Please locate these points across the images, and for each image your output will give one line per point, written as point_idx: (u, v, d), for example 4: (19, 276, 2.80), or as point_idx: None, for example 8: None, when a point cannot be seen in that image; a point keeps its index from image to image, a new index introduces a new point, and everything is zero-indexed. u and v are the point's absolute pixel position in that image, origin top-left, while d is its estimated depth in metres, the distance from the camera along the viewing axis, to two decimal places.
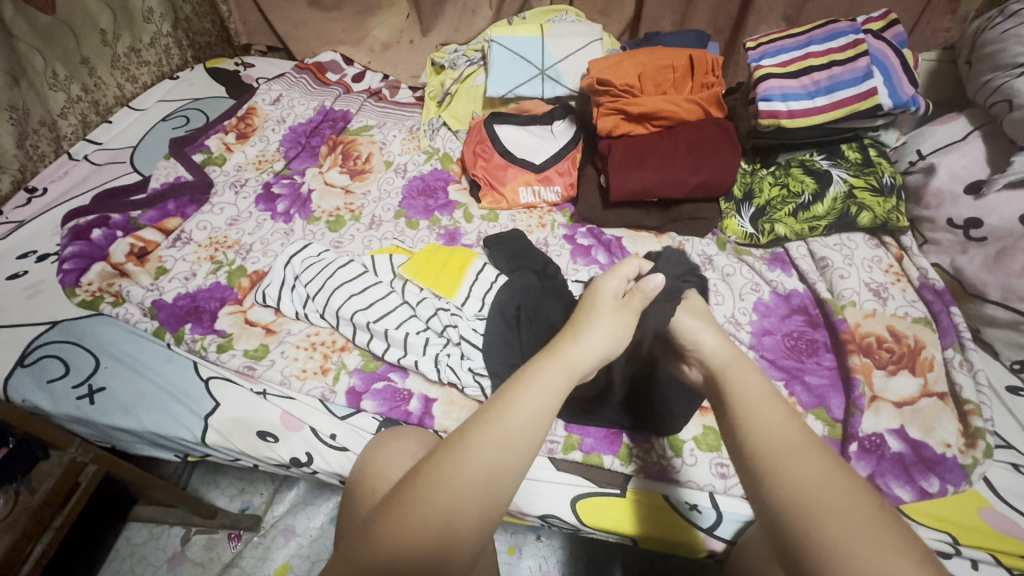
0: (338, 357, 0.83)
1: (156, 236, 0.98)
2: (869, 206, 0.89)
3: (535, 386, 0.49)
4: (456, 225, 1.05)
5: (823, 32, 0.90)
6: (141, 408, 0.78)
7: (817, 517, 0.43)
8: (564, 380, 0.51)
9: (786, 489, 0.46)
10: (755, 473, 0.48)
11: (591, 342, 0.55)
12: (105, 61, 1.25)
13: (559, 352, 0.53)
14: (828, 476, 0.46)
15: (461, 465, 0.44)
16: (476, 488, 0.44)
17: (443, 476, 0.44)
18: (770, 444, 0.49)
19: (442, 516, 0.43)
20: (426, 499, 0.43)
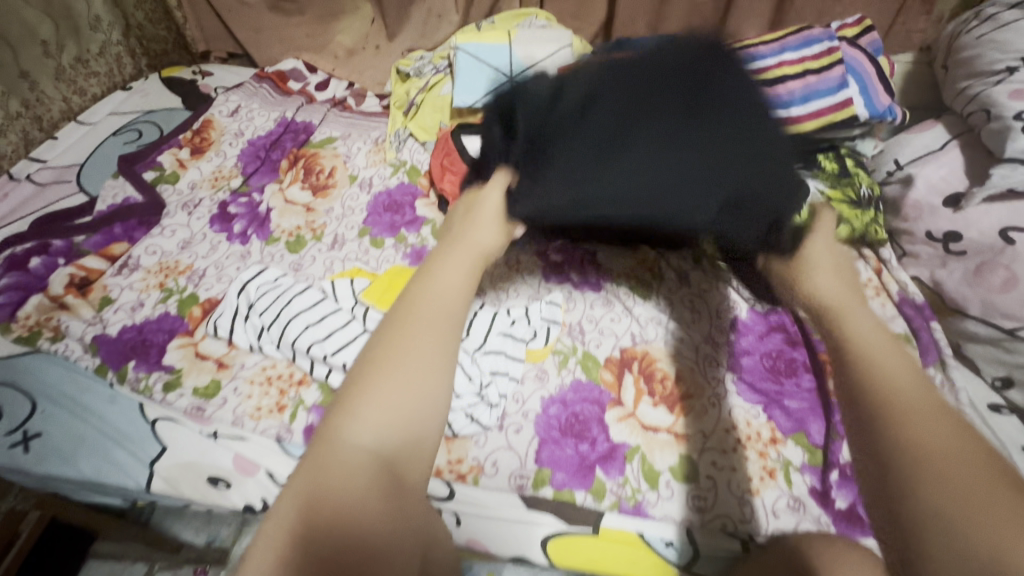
0: (295, 392, 0.78)
1: (101, 263, 0.92)
2: (848, 219, 0.84)
3: (454, 260, 0.59)
4: (423, 242, 1.01)
5: (797, 39, 0.87)
6: (81, 454, 0.72)
7: (935, 470, 0.38)
8: (475, 257, 0.61)
9: (900, 435, 0.40)
10: (859, 391, 0.44)
11: (489, 234, 0.64)
12: (48, 74, 1.18)
13: (462, 239, 0.62)
14: (930, 416, 0.41)
15: (402, 347, 0.49)
16: (410, 369, 0.48)
17: (394, 373, 0.47)
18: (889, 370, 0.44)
19: (383, 442, 0.45)
20: (366, 414, 0.45)
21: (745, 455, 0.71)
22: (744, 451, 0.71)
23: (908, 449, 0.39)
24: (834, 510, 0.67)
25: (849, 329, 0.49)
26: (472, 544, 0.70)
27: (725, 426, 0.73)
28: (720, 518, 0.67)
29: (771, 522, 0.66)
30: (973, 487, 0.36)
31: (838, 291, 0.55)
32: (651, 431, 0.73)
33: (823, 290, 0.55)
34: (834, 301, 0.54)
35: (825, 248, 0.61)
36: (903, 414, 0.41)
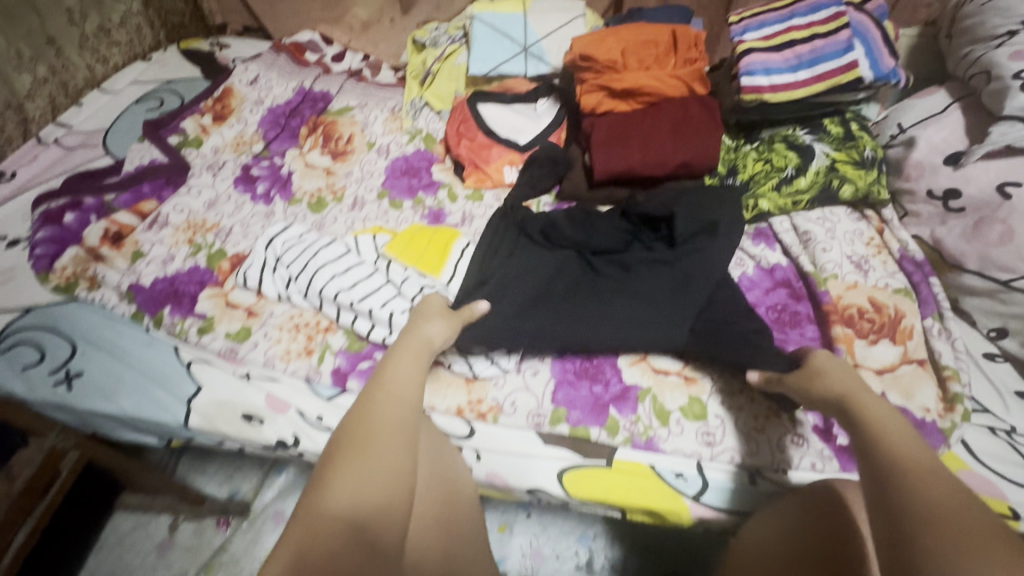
0: (323, 338, 0.81)
1: (132, 219, 0.95)
2: (851, 179, 0.89)
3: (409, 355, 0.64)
4: (441, 204, 1.04)
5: (806, 5, 0.90)
6: (121, 392, 0.77)
7: (938, 521, 0.40)
8: (421, 352, 0.65)
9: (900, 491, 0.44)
10: (879, 469, 0.48)
11: (434, 327, 0.69)
12: (73, 41, 1.21)
13: (412, 332, 0.68)
14: (937, 480, 0.44)
15: (372, 429, 0.53)
16: (383, 445, 0.52)
17: (366, 450, 0.50)
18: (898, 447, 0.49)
19: (355, 508, 0.47)
20: (344, 484, 0.48)
21: (751, 396, 0.74)
22: (749, 392, 0.75)
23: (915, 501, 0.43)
24: (836, 446, 0.71)
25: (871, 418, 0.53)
26: (492, 478, 0.75)
27: (732, 369, 0.77)
28: (727, 451, 0.71)
29: (778, 456, 0.70)
30: (970, 529, 0.39)
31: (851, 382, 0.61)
32: (662, 374, 0.77)
33: (827, 393, 0.61)
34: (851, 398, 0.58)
35: (836, 361, 0.65)
36: (915, 477, 0.45)
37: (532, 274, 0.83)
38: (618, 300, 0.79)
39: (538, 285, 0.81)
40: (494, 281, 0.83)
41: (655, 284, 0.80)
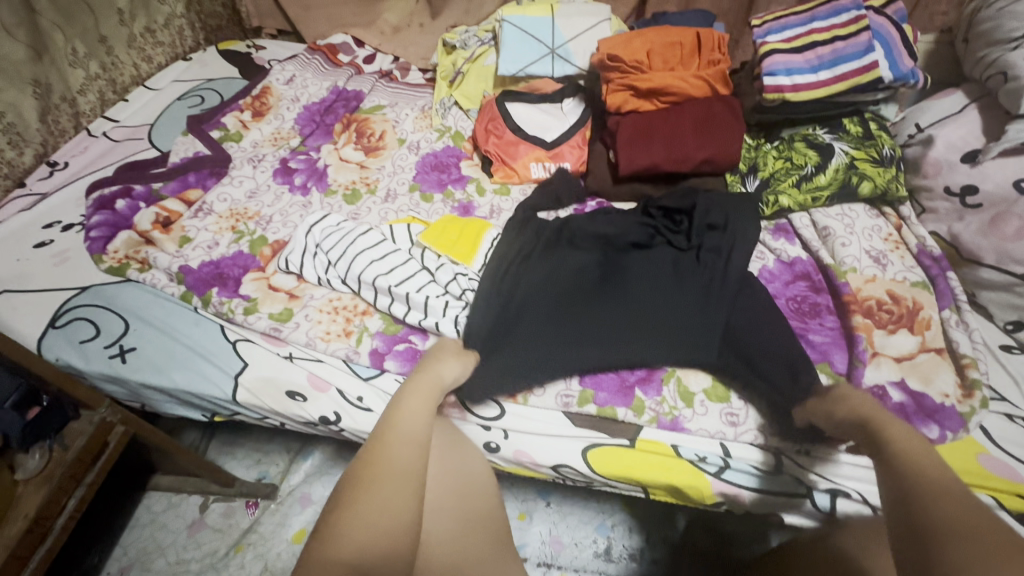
0: (360, 320, 0.86)
1: (180, 206, 1.00)
2: (870, 176, 0.92)
3: (416, 390, 0.64)
4: (469, 198, 1.09)
5: (827, 9, 0.93)
6: (170, 368, 0.81)
7: (953, 539, 0.43)
8: (431, 389, 0.65)
9: (921, 503, 0.47)
10: (904, 484, 0.49)
11: (448, 367, 0.70)
12: (122, 40, 1.27)
13: (426, 370, 0.67)
14: (958, 501, 0.46)
15: (379, 473, 0.53)
16: (389, 486, 0.52)
17: (373, 494, 0.51)
18: (922, 466, 0.50)
19: (361, 553, 0.47)
20: (352, 527, 0.49)
21: None
22: None
23: (939, 517, 0.45)
24: None
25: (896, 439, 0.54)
26: (519, 456, 0.77)
27: None
28: (750, 432, 0.74)
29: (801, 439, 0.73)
30: (983, 552, 0.42)
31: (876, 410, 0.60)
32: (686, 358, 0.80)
33: (852, 415, 0.61)
34: (878, 425, 0.57)
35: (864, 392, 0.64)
36: (932, 492, 0.47)
37: (558, 282, 0.86)
38: (637, 316, 0.82)
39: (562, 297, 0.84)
40: (521, 289, 0.85)
41: (678, 305, 0.82)
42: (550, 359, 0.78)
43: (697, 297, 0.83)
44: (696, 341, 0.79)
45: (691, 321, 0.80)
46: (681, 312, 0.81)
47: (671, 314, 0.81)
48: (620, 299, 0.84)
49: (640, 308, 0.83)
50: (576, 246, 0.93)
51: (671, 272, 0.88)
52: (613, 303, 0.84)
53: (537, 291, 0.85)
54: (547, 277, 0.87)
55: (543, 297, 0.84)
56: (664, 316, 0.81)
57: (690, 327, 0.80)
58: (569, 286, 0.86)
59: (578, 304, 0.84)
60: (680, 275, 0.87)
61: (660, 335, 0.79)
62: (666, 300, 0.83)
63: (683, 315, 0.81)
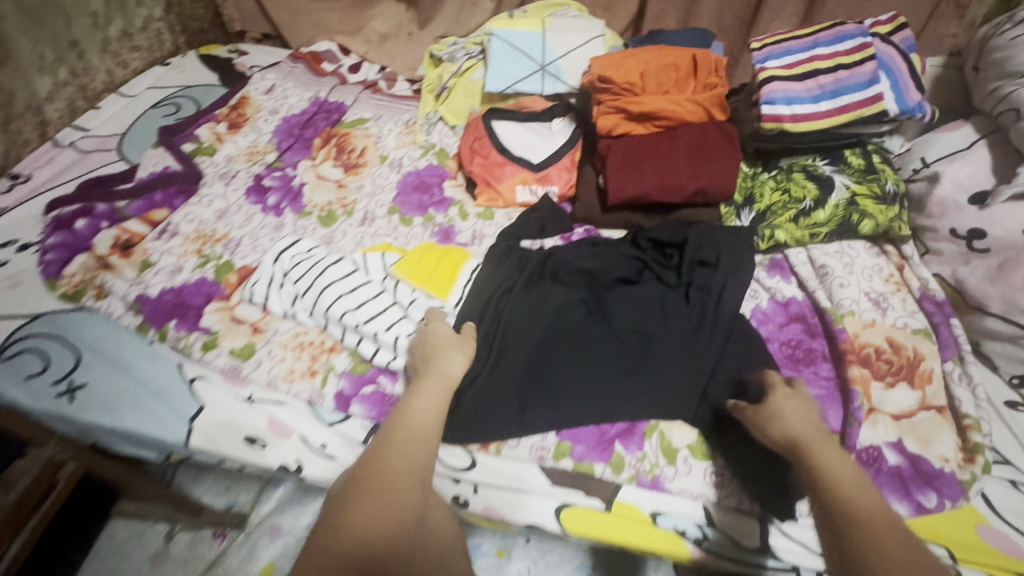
0: (327, 358, 0.81)
1: (143, 227, 0.95)
2: (872, 214, 0.87)
3: (428, 385, 0.66)
4: (451, 222, 1.04)
5: (830, 34, 0.88)
6: (123, 406, 0.76)
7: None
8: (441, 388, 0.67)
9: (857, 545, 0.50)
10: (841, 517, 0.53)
11: (455, 363, 0.71)
12: (95, 45, 1.22)
13: (435, 369, 0.69)
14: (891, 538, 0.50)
15: (383, 469, 0.56)
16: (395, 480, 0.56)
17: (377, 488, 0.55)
18: (851, 496, 0.54)
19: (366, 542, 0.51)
20: (360, 517, 0.52)
21: None
22: None
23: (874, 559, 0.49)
24: None
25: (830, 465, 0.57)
26: (489, 513, 0.72)
27: None
28: (733, 495, 0.70)
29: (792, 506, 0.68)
30: None
31: (811, 426, 0.62)
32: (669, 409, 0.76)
33: (780, 434, 0.62)
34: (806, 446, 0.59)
35: (795, 401, 0.66)
36: (864, 529, 0.51)
37: (540, 325, 0.81)
38: (621, 366, 0.78)
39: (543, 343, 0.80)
40: (500, 331, 0.81)
41: (664, 352, 0.78)
42: (528, 412, 0.74)
43: (684, 347, 0.79)
44: (682, 399, 0.75)
45: (677, 372, 0.76)
46: (666, 366, 0.77)
47: (654, 366, 0.77)
48: (604, 345, 0.80)
49: (626, 358, 0.79)
50: (558, 281, 0.88)
51: (659, 312, 0.84)
52: (597, 349, 0.79)
53: (517, 333, 0.80)
54: (529, 313, 0.83)
55: (524, 341, 0.80)
56: (649, 368, 0.77)
57: (675, 380, 0.76)
58: (551, 325, 0.82)
59: (561, 348, 0.79)
60: (668, 317, 0.82)
61: (644, 389, 0.75)
62: (654, 348, 0.79)
63: (671, 367, 0.77)
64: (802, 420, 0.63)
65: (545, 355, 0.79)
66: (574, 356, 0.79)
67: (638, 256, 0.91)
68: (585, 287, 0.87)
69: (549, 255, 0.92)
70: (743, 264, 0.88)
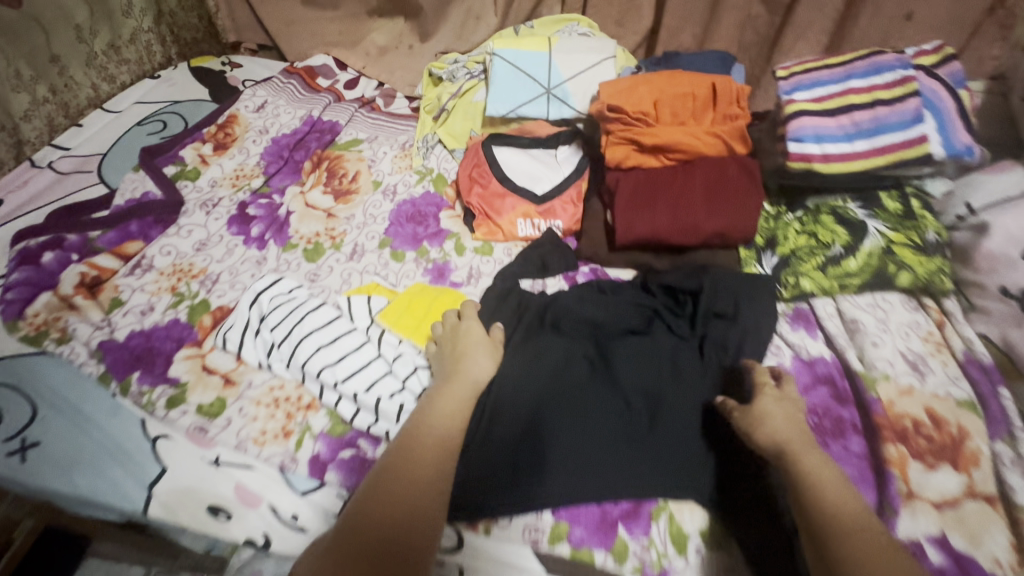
0: (303, 417, 0.74)
1: (113, 262, 0.89)
2: (910, 265, 0.79)
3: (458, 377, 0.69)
4: (446, 258, 0.96)
5: (866, 65, 0.79)
6: (78, 469, 0.69)
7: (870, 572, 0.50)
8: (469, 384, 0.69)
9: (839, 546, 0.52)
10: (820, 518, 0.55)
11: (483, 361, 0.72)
12: (79, 59, 1.16)
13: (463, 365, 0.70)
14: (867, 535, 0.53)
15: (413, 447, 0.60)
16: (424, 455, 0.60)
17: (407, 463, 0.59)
18: (833, 500, 0.56)
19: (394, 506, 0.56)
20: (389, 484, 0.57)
21: None
22: None
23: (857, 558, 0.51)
24: None
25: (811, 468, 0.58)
26: None
27: None
28: None
29: None
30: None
31: (793, 429, 0.63)
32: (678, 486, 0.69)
33: (766, 440, 0.62)
34: (791, 449, 0.61)
35: (785, 405, 0.65)
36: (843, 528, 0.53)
37: (539, 381, 0.73)
38: (627, 434, 0.70)
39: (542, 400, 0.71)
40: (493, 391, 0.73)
41: (675, 419, 0.71)
42: (522, 484, 0.67)
43: (696, 418, 0.71)
44: (693, 479, 0.67)
45: (687, 447, 0.69)
46: (676, 437, 0.69)
47: (664, 438, 0.69)
48: (609, 410, 0.72)
49: (632, 427, 0.70)
50: (560, 331, 0.80)
51: (670, 372, 0.75)
52: (600, 414, 0.71)
53: (512, 396, 0.72)
54: (527, 368, 0.75)
55: (520, 403, 0.72)
56: (658, 438, 0.69)
57: (686, 455, 0.68)
58: (551, 381, 0.74)
59: (560, 410, 0.71)
60: (680, 379, 0.74)
61: (652, 464, 0.68)
62: (664, 415, 0.71)
63: (682, 441, 0.69)
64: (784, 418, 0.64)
65: (542, 418, 0.71)
66: (575, 417, 0.71)
67: (648, 305, 0.83)
68: (589, 339, 0.79)
69: (551, 303, 0.84)
70: (764, 318, 0.80)
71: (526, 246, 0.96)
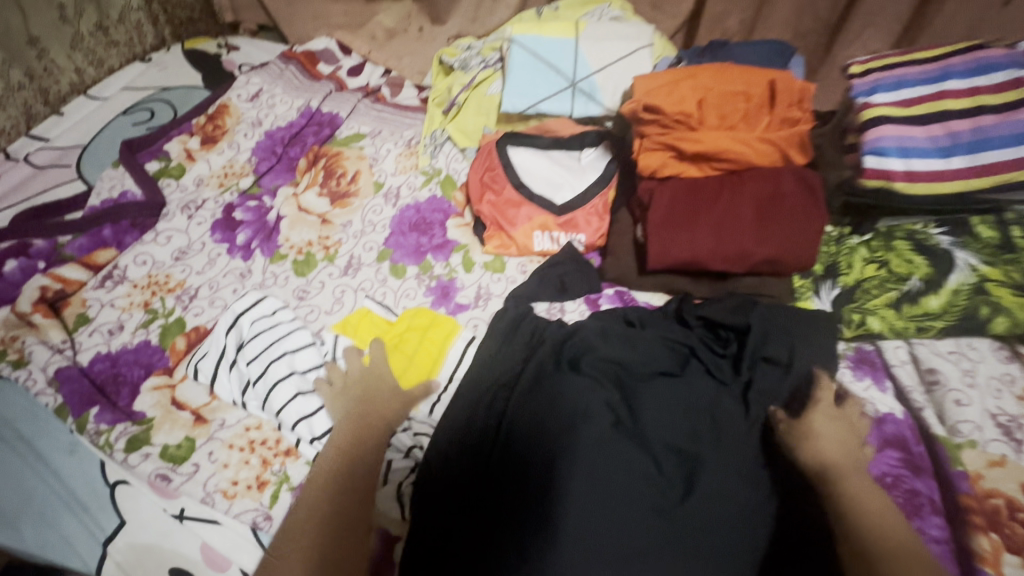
0: (280, 465, 0.64)
1: (81, 273, 0.80)
2: (1008, 308, 0.66)
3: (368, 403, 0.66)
4: (452, 274, 0.85)
5: (966, 62, 0.66)
6: (27, 518, 0.61)
7: None
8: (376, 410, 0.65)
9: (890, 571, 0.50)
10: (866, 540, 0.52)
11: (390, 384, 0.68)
12: (61, 41, 1.06)
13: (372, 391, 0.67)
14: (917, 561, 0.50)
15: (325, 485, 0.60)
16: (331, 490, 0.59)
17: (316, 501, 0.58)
18: (879, 522, 0.53)
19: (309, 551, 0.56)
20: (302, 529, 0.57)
21: None
22: None
23: None
24: None
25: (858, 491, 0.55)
26: None
27: None
28: None
29: None
30: None
31: (839, 449, 0.59)
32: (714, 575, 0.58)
33: (811, 459, 0.59)
34: (837, 471, 0.57)
35: (832, 424, 0.62)
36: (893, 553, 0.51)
37: (554, 435, 0.60)
38: (658, 505, 0.58)
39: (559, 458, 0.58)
40: (498, 444, 0.62)
41: (714, 488, 0.59)
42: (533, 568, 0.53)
43: (739, 488, 0.60)
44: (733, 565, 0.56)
45: (724, 526, 0.58)
46: (711, 516, 0.58)
47: (698, 514, 0.58)
48: (640, 475, 0.59)
49: (663, 499, 0.59)
50: (577, 372, 0.66)
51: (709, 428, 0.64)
52: (629, 481, 0.58)
53: (525, 450, 0.61)
54: (538, 419, 0.62)
55: (531, 464, 0.59)
56: (693, 512, 0.58)
57: (722, 534, 0.58)
58: (569, 436, 0.60)
59: (583, 473, 0.57)
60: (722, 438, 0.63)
61: (685, 545, 0.57)
62: (703, 484, 0.59)
63: (721, 518, 0.58)
64: (830, 437, 0.61)
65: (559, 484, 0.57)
66: (601, 484, 0.57)
67: (682, 342, 0.71)
68: (613, 383, 0.66)
69: (568, 335, 0.71)
70: (822, 366, 0.67)
71: (545, 263, 0.83)
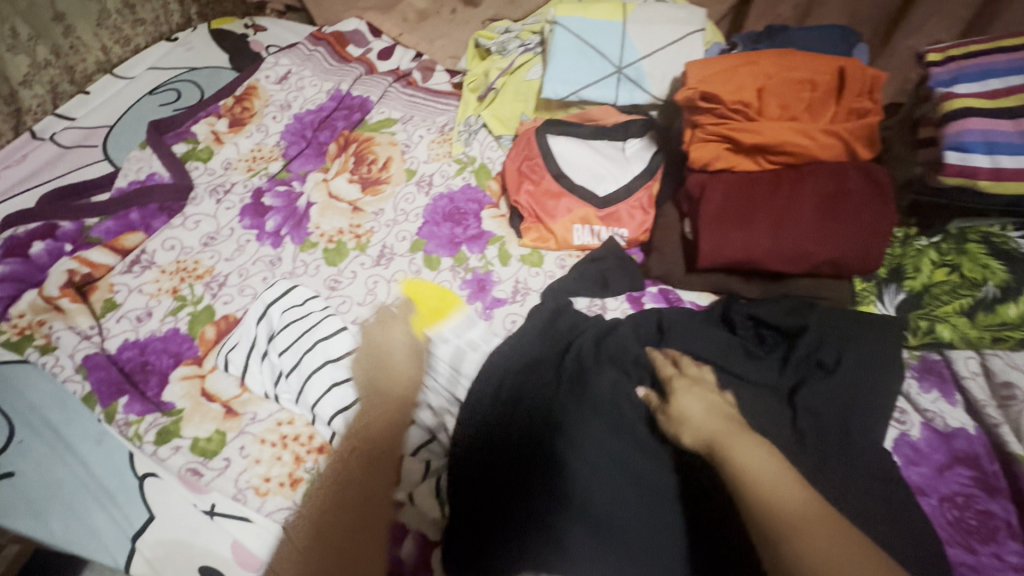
0: (313, 462, 0.62)
1: (108, 257, 0.77)
2: None
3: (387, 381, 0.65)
4: (488, 267, 0.81)
5: None
6: (55, 509, 0.60)
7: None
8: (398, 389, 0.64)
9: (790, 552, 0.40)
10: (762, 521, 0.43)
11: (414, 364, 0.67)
12: (87, 18, 1.03)
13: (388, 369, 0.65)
14: (819, 531, 0.41)
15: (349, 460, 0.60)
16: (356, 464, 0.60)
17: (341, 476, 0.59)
18: (771, 489, 0.44)
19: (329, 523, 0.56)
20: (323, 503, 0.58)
21: None
22: None
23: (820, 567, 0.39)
24: None
25: (746, 461, 0.47)
26: None
27: None
28: None
29: None
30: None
31: (718, 417, 0.52)
32: None
33: (694, 434, 0.52)
34: (721, 442, 0.49)
35: (700, 395, 0.55)
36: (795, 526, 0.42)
37: (571, 426, 0.56)
38: (697, 511, 0.53)
39: (576, 456, 0.54)
40: (511, 440, 0.57)
41: None
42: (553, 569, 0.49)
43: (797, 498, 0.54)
44: None
45: None
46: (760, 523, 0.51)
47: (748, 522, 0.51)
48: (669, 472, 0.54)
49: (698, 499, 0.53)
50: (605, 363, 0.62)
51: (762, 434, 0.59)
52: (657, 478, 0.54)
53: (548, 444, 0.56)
54: (556, 410, 0.58)
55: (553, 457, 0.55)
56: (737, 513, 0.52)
57: None
58: (586, 427, 0.56)
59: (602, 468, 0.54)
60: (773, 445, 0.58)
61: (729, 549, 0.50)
62: None
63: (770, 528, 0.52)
64: (704, 412, 0.53)
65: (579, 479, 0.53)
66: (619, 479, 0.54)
67: (739, 343, 0.65)
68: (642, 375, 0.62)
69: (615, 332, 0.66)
70: (893, 376, 0.62)
71: (585, 257, 0.80)
